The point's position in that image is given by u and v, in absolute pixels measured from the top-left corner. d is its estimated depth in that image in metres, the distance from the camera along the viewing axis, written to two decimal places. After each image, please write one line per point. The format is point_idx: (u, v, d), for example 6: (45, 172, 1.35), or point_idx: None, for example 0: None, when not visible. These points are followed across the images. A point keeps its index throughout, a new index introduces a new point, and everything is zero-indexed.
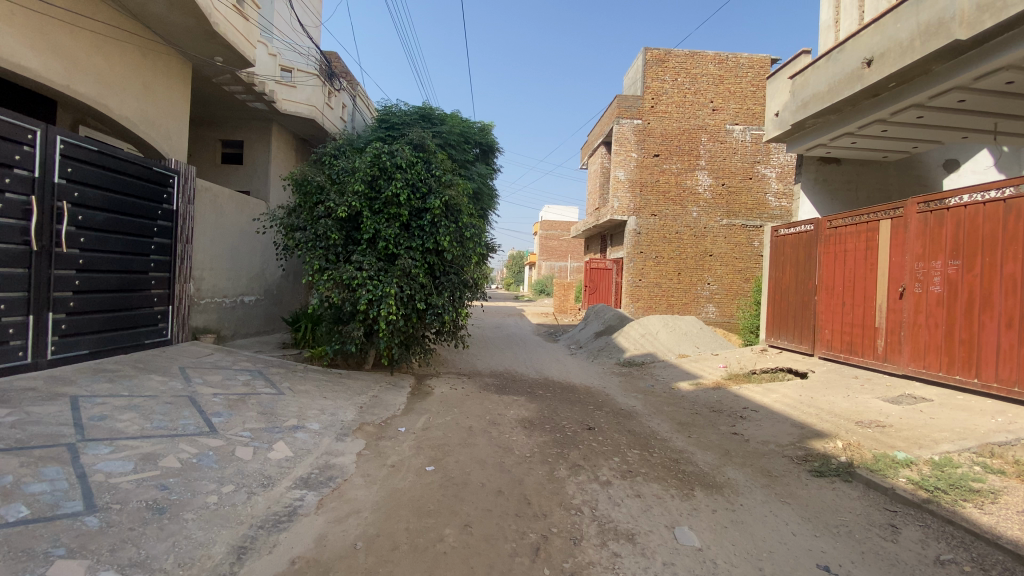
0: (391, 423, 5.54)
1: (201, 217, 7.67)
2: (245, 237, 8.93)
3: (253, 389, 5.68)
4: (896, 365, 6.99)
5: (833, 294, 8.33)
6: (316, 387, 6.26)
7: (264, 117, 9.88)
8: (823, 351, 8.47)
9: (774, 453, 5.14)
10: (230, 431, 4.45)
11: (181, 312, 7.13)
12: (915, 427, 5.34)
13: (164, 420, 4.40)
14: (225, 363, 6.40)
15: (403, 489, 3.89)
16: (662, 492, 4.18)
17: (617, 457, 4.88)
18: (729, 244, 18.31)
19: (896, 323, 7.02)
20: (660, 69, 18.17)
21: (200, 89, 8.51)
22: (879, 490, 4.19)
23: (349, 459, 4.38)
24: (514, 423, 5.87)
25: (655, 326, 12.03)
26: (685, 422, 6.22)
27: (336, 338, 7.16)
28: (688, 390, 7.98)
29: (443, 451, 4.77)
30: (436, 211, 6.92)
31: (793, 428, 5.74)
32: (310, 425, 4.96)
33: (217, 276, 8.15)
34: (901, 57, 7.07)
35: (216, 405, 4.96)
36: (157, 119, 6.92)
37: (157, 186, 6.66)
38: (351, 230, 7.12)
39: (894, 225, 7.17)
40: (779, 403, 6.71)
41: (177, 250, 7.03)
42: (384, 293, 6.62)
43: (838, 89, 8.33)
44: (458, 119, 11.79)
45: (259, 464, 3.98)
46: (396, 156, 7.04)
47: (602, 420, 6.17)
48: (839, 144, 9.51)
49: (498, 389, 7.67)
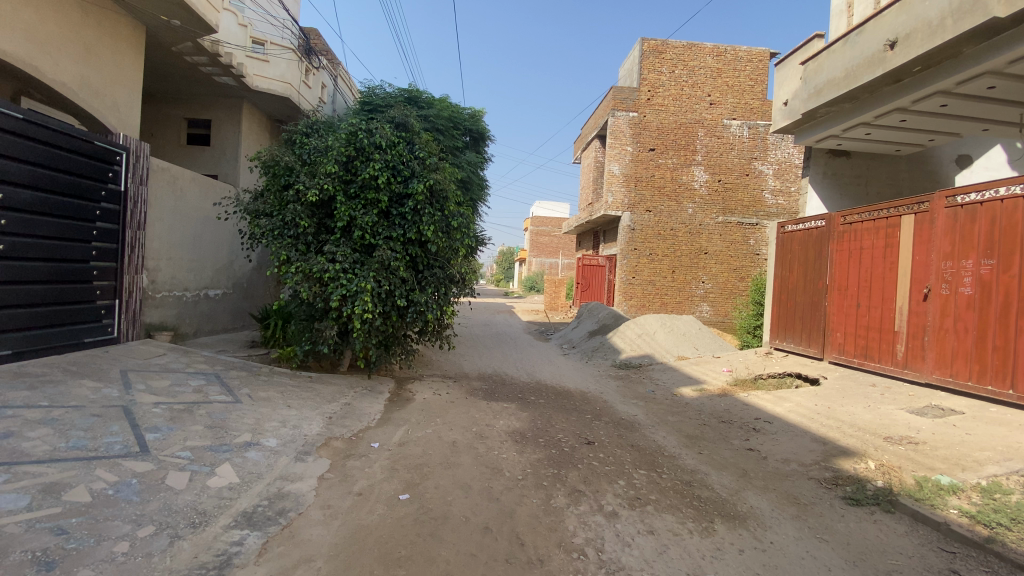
0: (363, 437, 4.84)
1: (157, 201, 6.89)
2: (209, 224, 8.13)
3: (205, 396, 4.95)
4: (917, 373, 6.44)
5: (847, 295, 7.76)
6: (279, 394, 5.53)
7: (232, 93, 9.07)
8: (834, 356, 7.91)
9: (798, 475, 4.51)
10: (166, 451, 3.75)
11: (131, 307, 6.35)
12: (953, 444, 4.75)
13: (84, 438, 3.67)
14: (177, 366, 5.66)
15: (369, 527, 3.21)
16: (679, 527, 3.54)
17: (622, 481, 4.22)
18: (724, 242, 17.76)
19: (919, 327, 6.47)
20: (657, 61, 17.55)
21: (159, 58, 7.69)
22: (930, 525, 3.59)
23: (308, 487, 3.67)
24: (503, 436, 5.19)
25: (652, 326, 11.40)
26: (693, 436, 5.58)
27: (307, 338, 6.43)
28: (691, 397, 7.35)
29: (420, 473, 4.09)
30: (418, 197, 6.20)
31: (815, 444, 5.13)
32: (266, 442, 4.25)
33: (175, 266, 7.36)
34: (929, 39, 6.50)
35: (155, 418, 4.24)
36: (102, 88, 6.13)
37: (100, 164, 5.88)
38: (324, 218, 6.41)
39: (918, 220, 6.61)
40: (795, 414, 6.11)
41: (125, 237, 6.23)
42: (359, 289, 5.91)
43: (857, 74, 7.73)
44: (446, 103, 11.10)
45: (193, 495, 3.26)
46: (374, 134, 6.31)
47: (601, 433, 5.52)
48: (852, 136, 8.96)
49: (485, 395, 6.98)
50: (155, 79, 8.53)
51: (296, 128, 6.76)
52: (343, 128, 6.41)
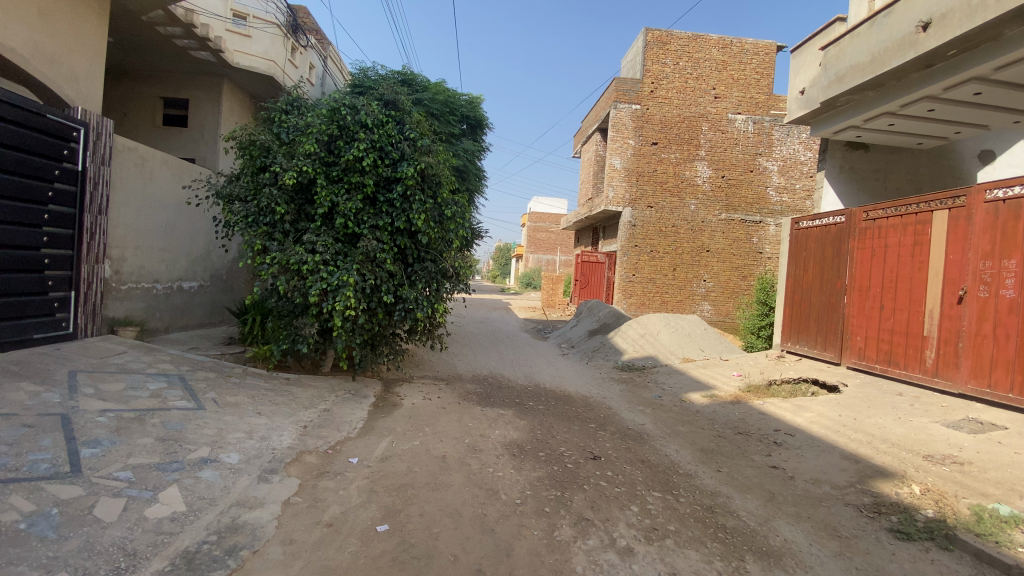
0: (340, 451, 4.27)
1: (122, 184, 6.27)
2: (182, 210, 7.50)
3: (162, 402, 4.37)
4: (949, 382, 5.93)
5: (868, 296, 7.25)
6: (249, 399, 4.95)
7: (212, 70, 8.44)
8: (853, 360, 7.39)
9: (832, 500, 3.98)
10: (103, 471, 3.20)
11: (91, 300, 5.75)
12: (1004, 466, 4.22)
13: (4, 455, 3.11)
14: (136, 366, 5.07)
15: (337, 571, 2.65)
16: (705, 568, 2.99)
17: (635, 507, 3.66)
18: (727, 240, 17.23)
19: (952, 332, 5.95)
20: (661, 52, 16.97)
21: (129, 29, 7.06)
22: (999, 568, 3.06)
23: (268, 515, 3.10)
24: (499, 450, 4.63)
25: (655, 326, 10.86)
26: (708, 450, 5.03)
27: (285, 336, 5.87)
28: (702, 404, 6.81)
29: (403, 497, 3.52)
30: (408, 181, 5.62)
31: (846, 463, 4.60)
32: (226, 458, 3.68)
33: (143, 255, 6.75)
34: (968, 18, 5.96)
35: (97, 429, 3.67)
36: (59, 56, 5.51)
37: (54, 140, 5.25)
38: (304, 204, 5.83)
39: (952, 216, 6.10)
40: (818, 426, 5.58)
41: (83, 222, 5.62)
42: (341, 282, 5.34)
43: (885, 59, 7.17)
44: (443, 87, 10.51)
45: (123, 531, 2.71)
46: (360, 112, 5.74)
47: (607, 446, 4.97)
48: (873, 127, 8.43)
49: (479, 400, 6.42)
50: (126, 53, 7.89)
51: (274, 104, 6.16)
52: (326, 104, 5.83)
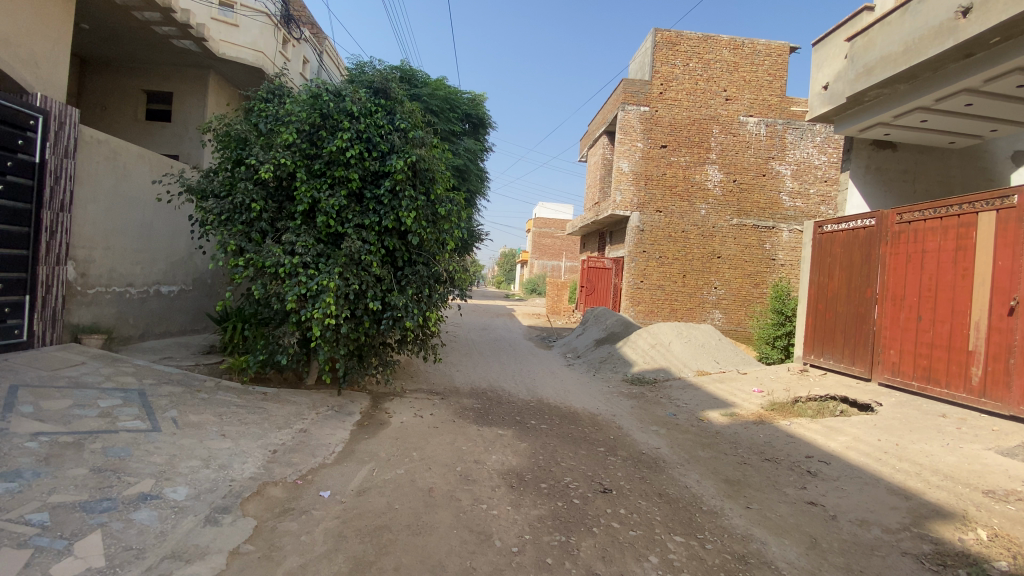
0: (311, 482, 3.71)
1: (90, 178, 5.78)
2: (159, 208, 6.99)
3: (111, 423, 3.83)
4: (999, 403, 5.31)
5: (902, 306, 6.64)
6: (215, 418, 4.40)
7: (195, 60, 7.95)
8: (886, 377, 6.76)
9: (887, 547, 3.37)
10: (13, 513, 2.65)
11: (49, 305, 5.24)
12: None
13: None
14: (91, 380, 4.53)
15: None
16: None
17: (654, 557, 3.07)
18: (739, 245, 16.62)
19: (1002, 348, 5.33)
20: (670, 53, 16.44)
21: (105, 14, 6.60)
22: None
23: (207, 571, 2.53)
24: (496, 480, 4.05)
25: (666, 336, 10.28)
26: (734, 481, 4.43)
27: (263, 347, 5.32)
28: (722, 424, 6.19)
29: (377, 544, 2.95)
30: (397, 175, 5.09)
31: (894, 499, 3.99)
32: (172, 493, 3.13)
33: (113, 256, 6.24)
34: (1015, 2, 5.37)
35: (21, 458, 3.13)
36: (16, 38, 5.03)
37: (7, 128, 4.77)
38: (285, 201, 5.32)
39: (1000, 218, 5.50)
40: (855, 452, 4.97)
41: (42, 219, 5.13)
42: (321, 287, 4.79)
43: (919, 48, 6.59)
44: (443, 83, 10.01)
45: None
46: (345, 100, 5.25)
47: (619, 475, 4.37)
48: (903, 124, 7.84)
49: (476, 418, 5.84)
50: (106, 42, 7.44)
51: (255, 93, 5.66)
52: (308, 91, 5.34)
